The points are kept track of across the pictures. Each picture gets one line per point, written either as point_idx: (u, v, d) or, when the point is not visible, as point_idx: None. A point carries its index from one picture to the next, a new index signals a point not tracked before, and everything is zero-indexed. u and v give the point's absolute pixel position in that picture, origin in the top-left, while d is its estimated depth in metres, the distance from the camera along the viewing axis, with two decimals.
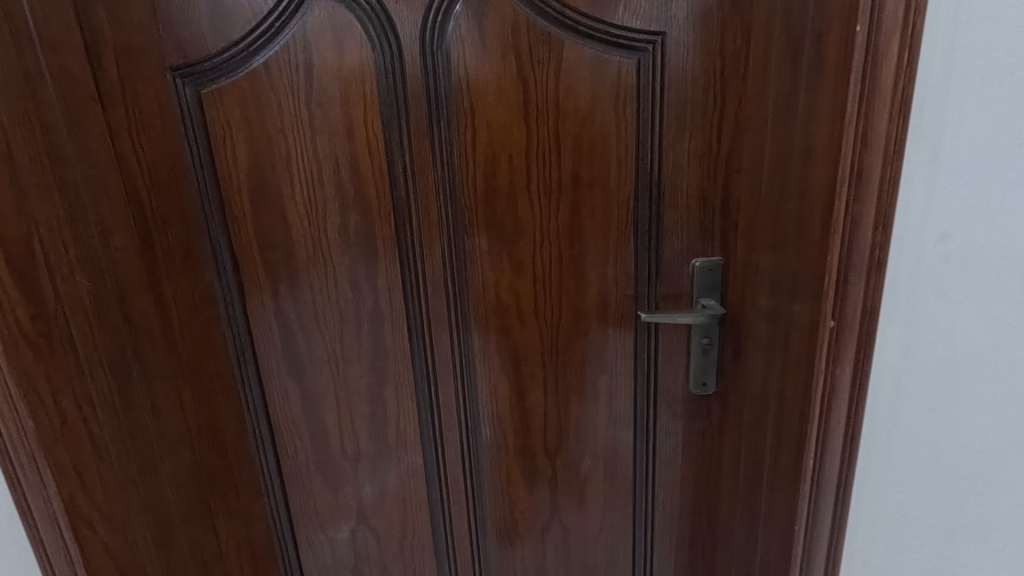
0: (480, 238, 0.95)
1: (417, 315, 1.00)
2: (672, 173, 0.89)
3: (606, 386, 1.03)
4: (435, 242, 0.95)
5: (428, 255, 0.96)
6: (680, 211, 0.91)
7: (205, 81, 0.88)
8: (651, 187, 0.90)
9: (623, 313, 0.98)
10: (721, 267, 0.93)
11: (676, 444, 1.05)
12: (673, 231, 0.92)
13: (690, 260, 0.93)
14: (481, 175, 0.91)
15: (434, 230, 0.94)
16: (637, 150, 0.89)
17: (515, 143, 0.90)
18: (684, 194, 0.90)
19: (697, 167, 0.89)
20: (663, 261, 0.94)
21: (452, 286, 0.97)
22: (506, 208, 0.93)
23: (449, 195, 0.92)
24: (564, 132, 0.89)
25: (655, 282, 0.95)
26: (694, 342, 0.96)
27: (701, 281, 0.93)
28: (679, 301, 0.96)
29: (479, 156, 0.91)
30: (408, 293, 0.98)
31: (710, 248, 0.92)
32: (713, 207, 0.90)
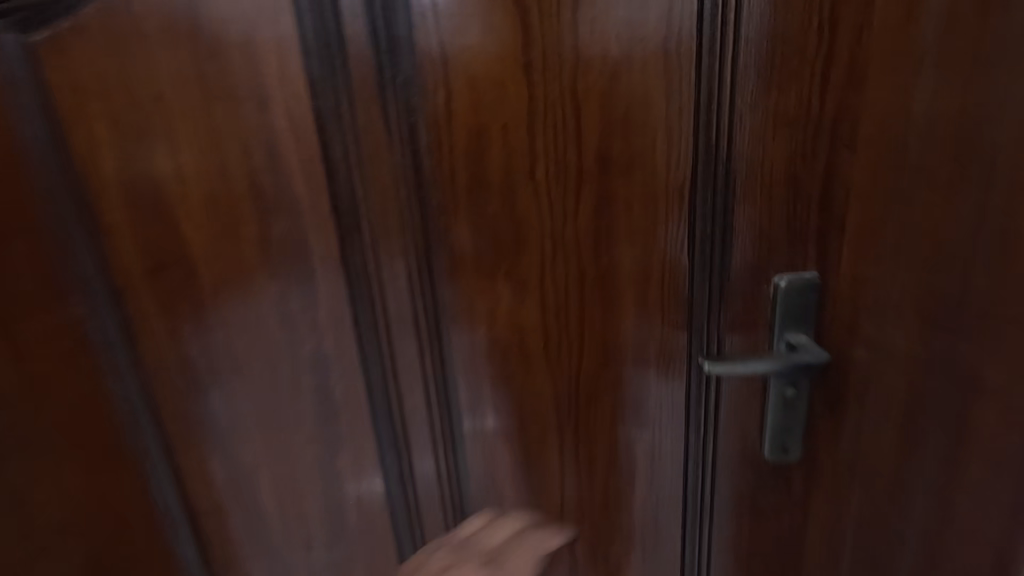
0: (463, 253, 0.65)
1: (378, 359, 0.70)
2: (751, 151, 0.60)
3: (644, 451, 0.74)
4: (398, 260, 0.65)
5: (390, 277, 0.66)
6: (759, 208, 0.62)
7: (35, 22, 0.58)
8: (717, 172, 0.61)
9: (669, 353, 0.69)
10: (815, 289, 0.63)
11: (742, 531, 0.76)
12: (746, 237, 0.63)
13: (771, 279, 0.64)
14: (462, 160, 0.61)
15: (394, 241, 0.64)
16: (696, 118, 0.59)
17: (513, 111, 0.60)
18: (768, 182, 0.61)
19: (790, 140, 0.59)
20: (731, 279, 0.65)
21: (426, 321, 0.68)
22: (499, 207, 0.63)
23: (415, 190, 0.62)
24: (585, 91, 0.59)
25: (719, 308, 0.66)
26: (773, 395, 0.67)
27: (785, 309, 0.64)
28: (753, 336, 0.66)
29: (457, 132, 0.60)
30: (365, 329, 0.69)
31: (801, 259, 0.63)
32: (811, 199, 0.61)
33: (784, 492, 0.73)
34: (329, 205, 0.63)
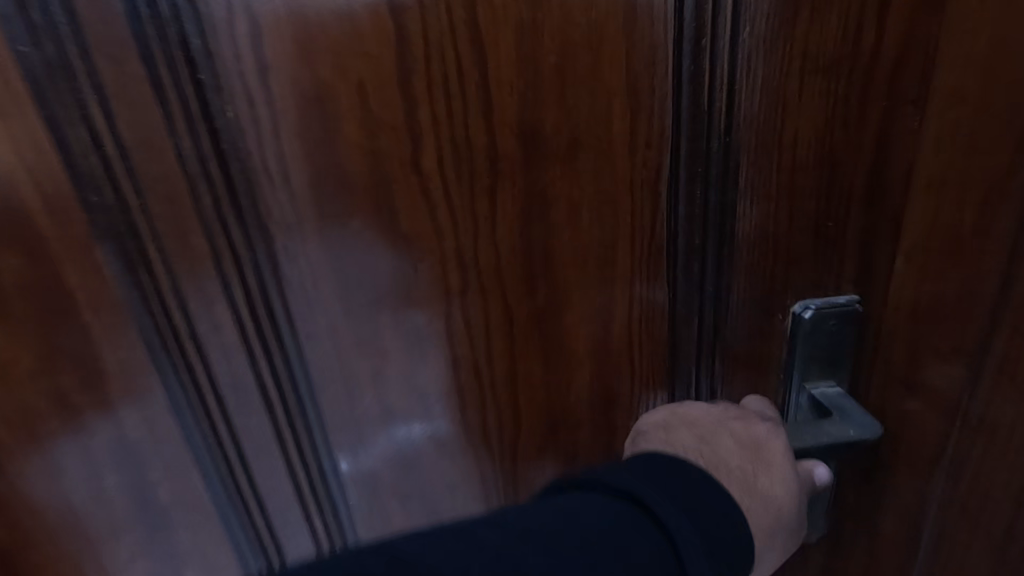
0: (321, 289, 0.41)
1: (217, 451, 0.47)
2: (763, 118, 0.38)
3: None
4: (222, 306, 0.41)
5: (213, 331, 0.42)
6: (773, 207, 0.40)
7: None
8: (709, 154, 0.39)
9: (642, 415, 0.48)
10: (853, 326, 0.43)
11: None
12: (754, 249, 0.41)
13: (790, 308, 0.43)
14: (298, 144, 0.37)
15: (210, 279, 0.40)
16: (678, 68, 0.37)
17: (371, 59, 0.35)
18: (789, 166, 0.39)
19: (826, 97, 0.37)
20: (731, 310, 0.43)
21: (281, 391, 0.45)
22: (370, 218, 0.39)
23: (228, 198, 0.38)
24: (493, 21, 0.35)
25: (713, 353, 0.45)
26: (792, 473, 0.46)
27: (809, 357, 0.43)
28: (762, 387, 0.46)
29: (280, 98, 0.36)
30: (189, 411, 0.45)
31: (837, 280, 0.42)
32: (852, 194, 0.40)
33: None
34: (88, 229, 0.38)
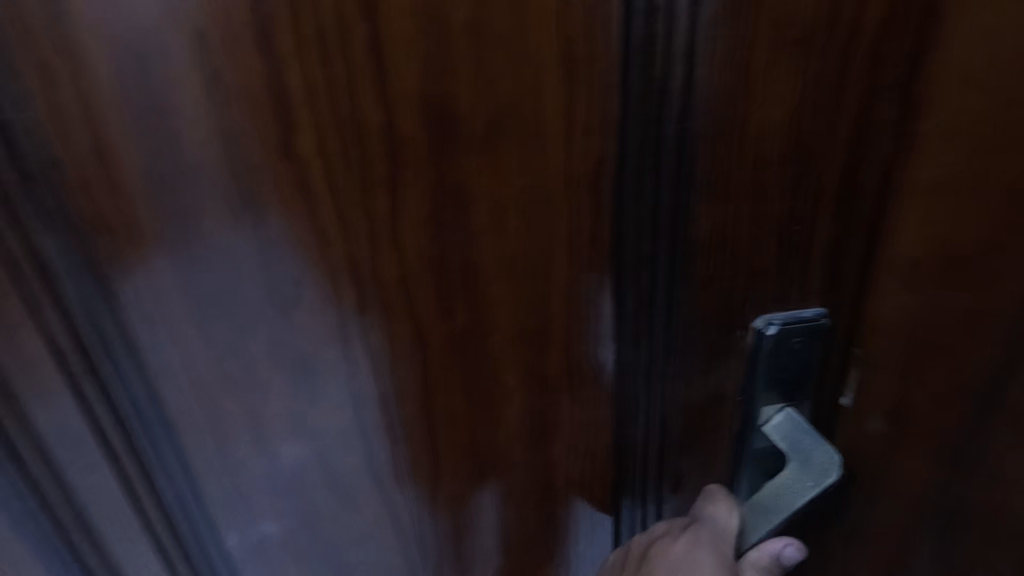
0: (170, 305, 0.32)
1: (49, 523, 0.36)
2: (723, 101, 0.31)
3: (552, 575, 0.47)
4: (29, 333, 0.31)
5: (23, 371, 0.31)
6: (733, 210, 0.34)
7: None
8: (661, 144, 0.32)
9: (584, 449, 0.41)
10: (819, 344, 0.37)
11: None
12: (710, 256, 0.35)
13: (751, 325, 0.37)
14: (117, 113, 0.27)
15: (9, 302, 0.30)
16: (626, 33, 0.29)
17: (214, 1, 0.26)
18: (751, 162, 0.32)
19: (795, 80, 0.31)
20: (685, 329, 0.37)
21: (128, 443, 0.35)
22: (229, 215, 0.30)
23: (23, 192, 0.27)
24: None
25: (662, 377, 0.39)
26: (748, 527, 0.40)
27: (770, 379, 0.38)
28: (720, 413, 0.40)
29: (84, 48, 0.26)
30: (3, 475, 0.34)
31: (806, 293, 0.36)
32: (822, 197, 0.34)
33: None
34: None
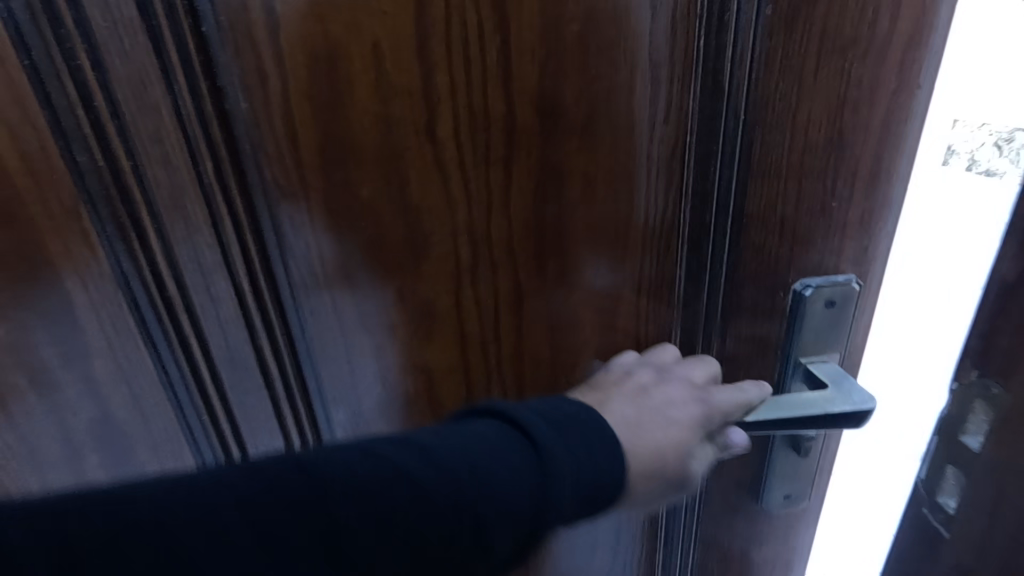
0: (329, 259, 0.40)
1: (211, 430, 0.45)
2: (770, 91, 0.36)
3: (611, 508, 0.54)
4: (220, 280, 0.39)
5: (210, 302, 0.40)
6: (772, 185, 0.38)
7: None
8: (723, 131, 0.37)
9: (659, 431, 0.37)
10: (848, 307, 0.41)
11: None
12: (760, 229, 0.40)
13: (793, 286, 0.41)
14: (309, 104, 0.35)
15: (208, 247, 0.38)
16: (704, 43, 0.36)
17: (389, 21, 0.33)
18: (794, 146, 0.37)
19: (845, 73, 0.35)
20: (729, 287, 0.42)
21: (281, 367, 0.43)
22: (380, 187, 0.38)
23: (231, 161, 0.36)
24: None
25: (715, 334, 0.44)
26: (777, 460, 0.47)
27: (804, 337, 0.42)
28: (753, 360, 0.44)
29: (291, 55, 0.33)
30: (193, 396, 0.43)
31: (835, 257, 0.40)
32: (860, 174, 0.38)
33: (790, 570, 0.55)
34: (74, 189, 0.35)
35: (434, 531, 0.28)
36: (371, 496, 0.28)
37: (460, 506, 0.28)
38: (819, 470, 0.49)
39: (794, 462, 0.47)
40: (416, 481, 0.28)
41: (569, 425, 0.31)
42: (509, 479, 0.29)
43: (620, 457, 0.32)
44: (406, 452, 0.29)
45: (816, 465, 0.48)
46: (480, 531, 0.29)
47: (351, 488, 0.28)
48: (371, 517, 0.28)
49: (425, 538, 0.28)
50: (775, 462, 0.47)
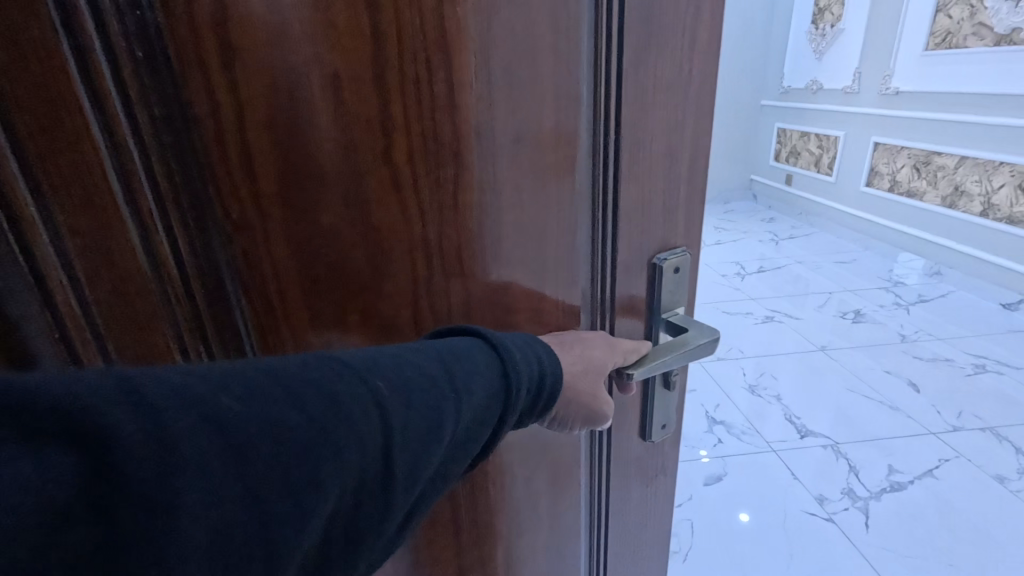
0: (286, 283, 0.40)
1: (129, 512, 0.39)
2: (628, 102, 0.42)
3: (554, 498, 0.56)
4: (157, 335, 0.36)
5: (136, 341, 0.36)
6: (643, 184, 0.45)
7: None
8: (605, 148, 0.43)
9: (589, 367, 0.46)
10: (686, 273, 0.52)
11: (652, 545, 0.67)
12: (634, 223, 0.47)
13: (653, 258, 0.49)
14: (268, 140, 0.36)
15: (143, 302, 0.35)
16: (593, 72, 0.41)
17: (345, 63, 0.36)
18: (653, 148, 0.44)
19: (677, 90, 0.44)
20: (616, 271, 0.48)
21: None
22: (344, 206, 0.39)
23: (172, 188, 0.35)
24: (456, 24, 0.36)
25: (603, 313, 0.50)
26: (657, 400, 0.56)
27: (661, 299, 0.51)
28: (633, 326, 0.52)
29: (248, 93, 0.34)
30: None
31: (674, 234, 0.50)
32: (687, 172, 0.47)
33: (665, 498, 0.65)
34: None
35: (442, 400, 0.37)
36: (396, 377, 0.37)
37: (456, 385, 0.39)
38: (678, 400, 0.59)
39: (664, 398, 0.56)
40: (426, 369, 0.38)
41: (528, 344, 0.43)
42: (487, 372, 0.40)
43: (557, 369, 0.43)
44: (413, 351, 0.39)
45: (677, 394, 0.58)
46: (467, 405, 0.39)
47: (382, 376, 0.36)
48: (397, 395, 0.36)
49: (433, 407, 0.37)
50: (651, 398, 0.56)
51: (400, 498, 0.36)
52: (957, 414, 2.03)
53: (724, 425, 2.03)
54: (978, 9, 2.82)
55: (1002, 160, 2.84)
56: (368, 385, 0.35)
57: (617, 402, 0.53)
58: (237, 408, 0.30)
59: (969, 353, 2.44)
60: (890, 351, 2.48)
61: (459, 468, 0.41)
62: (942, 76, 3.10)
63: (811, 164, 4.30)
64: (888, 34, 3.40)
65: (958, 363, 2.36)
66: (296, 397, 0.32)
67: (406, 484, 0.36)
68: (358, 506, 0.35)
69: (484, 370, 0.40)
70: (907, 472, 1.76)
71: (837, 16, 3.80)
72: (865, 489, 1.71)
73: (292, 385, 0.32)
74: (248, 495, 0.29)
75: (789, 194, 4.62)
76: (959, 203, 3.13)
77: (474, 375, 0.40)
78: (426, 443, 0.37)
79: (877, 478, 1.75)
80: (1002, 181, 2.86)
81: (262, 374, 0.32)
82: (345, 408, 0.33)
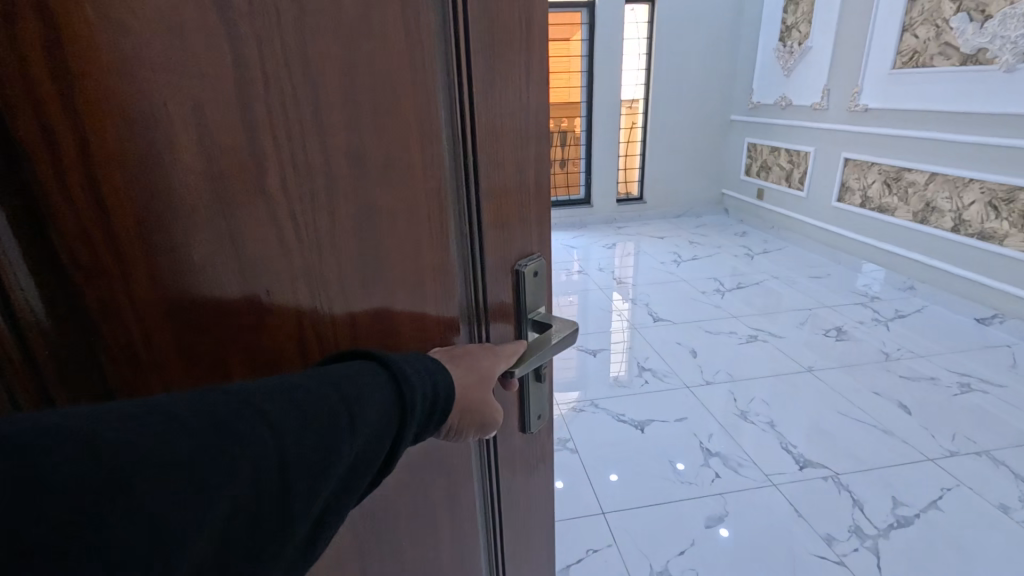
0: (155, 329, 0.39)
1: None
2: (481, 128, 0.48)
3: (451, 502, 0.59)
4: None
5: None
6: (501, 201, 0.52)
7: None
8: (466, 172, 0.49)
9: (479, 377, 0.50)
10: (540, 276, 0.60)
11: (540, 523, 0.74)
12: (495, 237, 0.54)
13: (515, 265, 0.57)
14: (124, 188, 0.35)
15: None
16: (451, 108, 0.46)
17: (202, 111, 0.36)
18: (505, 169, 0.51)
19: (519, 118, 0.51)
20: (486, 280, 0.54)
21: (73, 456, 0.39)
22: (230, 238, 0.39)
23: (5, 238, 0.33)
24: (318, 68, 0.39)
25: (477, 319, 0.55)
26: (533, 395, 0.62)
27: (524, 300, 0.58)
28: (504, 329, 0.58)
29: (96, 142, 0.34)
30: None
31: (529, 244, 0.58)
32: (531, 186, 0.55)
33: (545, 482, 0.72)
34: None
35: (335, 418, 0.39)
36: (286, 399, 0.37)
37: (348, 405, 0.40)
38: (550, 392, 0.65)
39: (539, 391, 0.62)
40: (317, 389, 0.39)
41: (420, 361, 0.46)
42: (380, 391, 0.42)
43: (450, 380, 0.47)
44: (304, 374, 0.40)
45: (548, 388, 0.65)
46: (365, 418, 0.40)
47: (271, 400, 0.37)
48: (289, 418, 0.37)
49: (326, 425, 0.38)
50: (528, 396, 0.61)
51: (307, 509, 0.37)
52: (952, 438, 2.05)
53: (720, 457, 2.02)
54: (944, 30, 2.89)
55: (973, 176, 2.89)
56: (256, 409, 0.35)
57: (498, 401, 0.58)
58: (118, 438, 0.29)
59: (955, 372, 2.47)
60: (877, 374, 2.50)
61: (365, 480, 0.42)
62: (907, 95, 3.17)
63: (782, 179, 4.38)
64: (857, 54, 3.47)
65: (943, 383, 2.40)
66: (181, 428, 0.32)
67: (303, 504, 0.37)
68: (257, 533, 0.35)
69: (376, 389, 0.42)
70: (912, 505, 1.76)
71: (806, 35, 3.89)
72: (872, 527, 1.69)
73: (174, 413, 0.32)
74: (150, 521, 0.29)
75: (760, 208, 4.72)
76: (932, 219, 3.16)
77: (365, 394, 0.41)
78: (326, 461, 0.37)
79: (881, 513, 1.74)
80: (973, 198, 2.91)
81: (135, 408, 0.32)
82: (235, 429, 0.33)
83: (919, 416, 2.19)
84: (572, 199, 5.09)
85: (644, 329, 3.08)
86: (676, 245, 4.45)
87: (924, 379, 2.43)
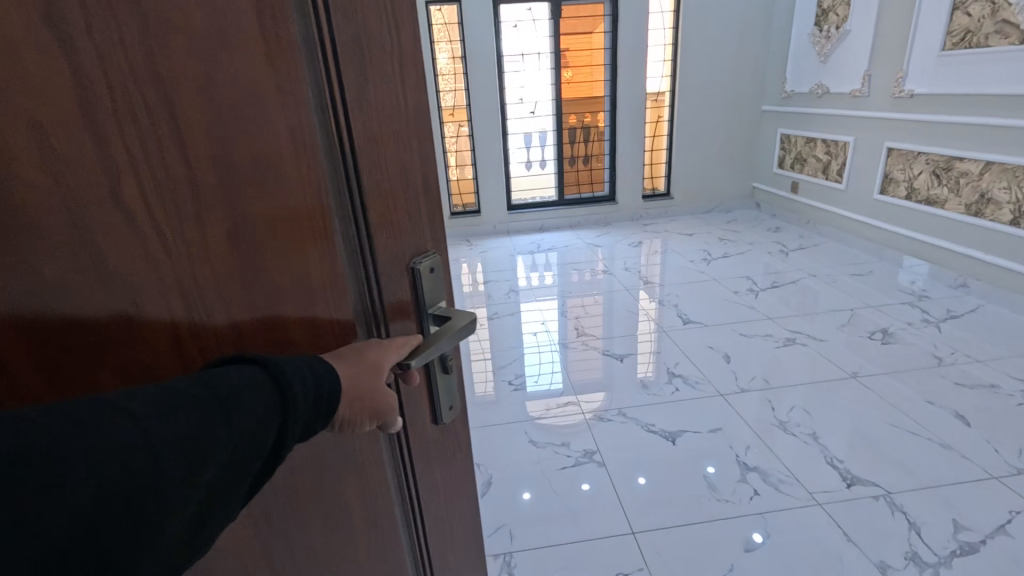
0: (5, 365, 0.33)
1: None
2: (356, 131, 0.49)
3: (371, 508, 0.58)
4: None
5: None
6: (388, 201, 0.54)
7: None
8: (346, 174, 0.50)
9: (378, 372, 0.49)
10: (439, 270, 0.63)
11: (466, 512, 0.75)
12: (387, 236, 0.55)
13: (410, 263, 0.59)
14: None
15: None
16: (322, 112, 0.47)
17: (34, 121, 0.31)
18: (387, 170, 0.53)
19: (397, 121, 0.53)
20: (379, 277, 0.56)
21: None
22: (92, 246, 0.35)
23: None
24: (164, 70, 0.36)
25: (374, 316, 0.57)
26: (442, 387, 0.63)
27: (423, 294, 0.61)
28: (405, 325, 0.60)
29: None
30: None
31: (423, 242, 0.60)
32: (417, 186, 0.57)
33: (465, 471, 0.73)
34: None
35: (210, 420, 0.34)
36: (155, 399, 0.33)
37: (226, 407, 0.36)
38: (461, 383, 0.67)
39: (448, 382, 0.63)
40: (193, 390, 0.35)
41: (302, 362, 0.43)
42: (265, 395, 0.38)
43: (335, 376, 0.44)
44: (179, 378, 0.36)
45: (459, 378, 0.66)
46: (233, 433, 0.36)
47: (137, 401, 0.33)
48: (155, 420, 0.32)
49: (200, 429, 0.34)
50: (438, 389, 0.62)
51: (153, 540, 0.32)
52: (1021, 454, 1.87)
53: (759, 473, 1.91)
54: (1001, 6, 2.65)
55: None
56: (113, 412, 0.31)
57: (403, 397, 0.59)
58: None
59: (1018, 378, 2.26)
60: (927, 380, 2.32)
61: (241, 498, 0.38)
62: (955, 78, 2.94)
63: (819, 171, 4.15)
64: (900, 36, 3.23)
65: (1005, 391, 2.19)
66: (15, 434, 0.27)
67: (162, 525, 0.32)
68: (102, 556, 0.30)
69: (263, 394, 0.38)
70: (976, 529, 1.61)
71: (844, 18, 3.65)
72: (932, 554, 1.55)
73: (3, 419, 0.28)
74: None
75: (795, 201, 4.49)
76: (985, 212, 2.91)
77: (249, 398, 0.37)
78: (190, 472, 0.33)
79: (942, 537, 1.60)
80: None
81: None
82: (55, 445, 0.28)
83: (982, 429, 2.01)
84: (597, 198, 4.97)
85: (671, 332, 2.96)
86: (707, 244, 4.26)
87: (984, 387, 2.23)
